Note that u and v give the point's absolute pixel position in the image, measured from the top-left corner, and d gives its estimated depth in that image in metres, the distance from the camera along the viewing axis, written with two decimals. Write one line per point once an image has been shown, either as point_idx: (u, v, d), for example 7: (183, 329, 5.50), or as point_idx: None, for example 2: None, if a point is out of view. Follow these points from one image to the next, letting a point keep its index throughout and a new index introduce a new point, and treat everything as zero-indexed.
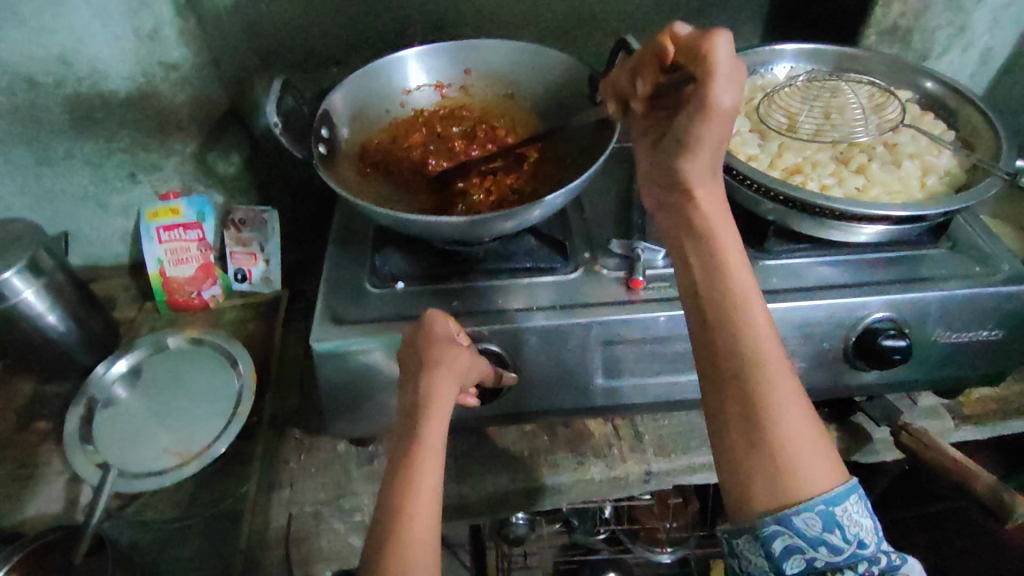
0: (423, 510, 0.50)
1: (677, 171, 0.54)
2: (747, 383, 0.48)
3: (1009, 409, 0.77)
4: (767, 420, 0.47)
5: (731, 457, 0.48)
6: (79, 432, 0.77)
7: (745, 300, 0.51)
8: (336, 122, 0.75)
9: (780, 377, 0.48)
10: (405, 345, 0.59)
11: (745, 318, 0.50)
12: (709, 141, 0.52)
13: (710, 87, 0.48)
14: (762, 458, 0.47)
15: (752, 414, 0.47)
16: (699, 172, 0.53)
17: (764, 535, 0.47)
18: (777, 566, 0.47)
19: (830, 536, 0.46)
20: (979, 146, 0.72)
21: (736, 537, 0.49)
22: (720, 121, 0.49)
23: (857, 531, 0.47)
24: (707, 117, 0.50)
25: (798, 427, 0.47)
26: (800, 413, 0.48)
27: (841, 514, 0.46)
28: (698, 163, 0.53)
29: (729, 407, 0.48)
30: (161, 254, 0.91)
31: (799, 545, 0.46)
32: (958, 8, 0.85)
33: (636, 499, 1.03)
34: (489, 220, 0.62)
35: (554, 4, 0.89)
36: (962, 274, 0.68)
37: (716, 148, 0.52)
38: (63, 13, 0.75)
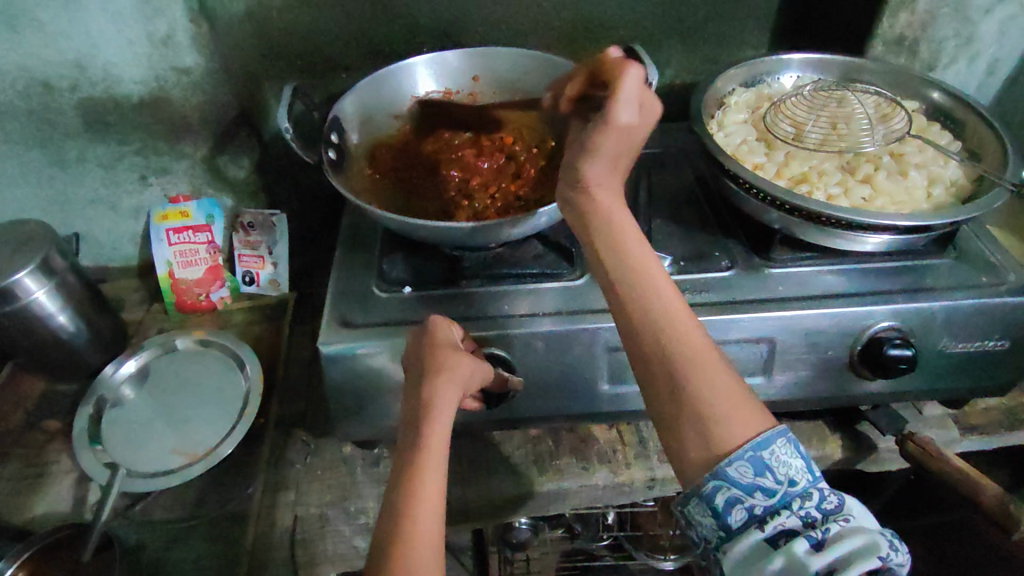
0: (428, 513, 0.51)
1: (575, 173, 0.53)
2: (662, 353, 0.49)
3: (1015, 419, 0.77)
4: (687, 384, 0.48)
5: (666, 427, 0.49)
6: (88, 429, 0.78)
7: (647, 273, 0.52)
8: (345, 127, 0.76)
9: (694, 340, 0.50)
10: (409, 353, 0.61)
11: (651, 291, 0.51)
12: (607, 149, 0.52)
13: (610, 108, 0.50)
14: (690, 421, 0.48)
15: (673, 382, 0.49)
16: (596, 173, 0.53)
17: (707, 492, 0.47)
18: (725, 521, 0.48)
19: (763, 480, 0.47)
20: (985, 156, 0.73)
21: (687, 504, 0.49)
22: (619, 133, 0.50)
23: (788, 470, 0.47)
24: (603, 130, 0.50)
25: (717, 384, 0.48)
26: (718, 371, 0.49)
27: (767, 456, 0.47)
28: (595, 165, 0.53)
29: (653, 381, 0.50)
30: (171, 255, 0.92)
31: (736, 495, 0.47)
32: (965, 19, 0.85)
33: (640, 506, 1.04)
34: (496, 225, 0.62)
35: (562, 12, 0.90)
36: (967, 284, 0.68)
37: (613, 153, 0.52)
38: (78, 19, 0.76)
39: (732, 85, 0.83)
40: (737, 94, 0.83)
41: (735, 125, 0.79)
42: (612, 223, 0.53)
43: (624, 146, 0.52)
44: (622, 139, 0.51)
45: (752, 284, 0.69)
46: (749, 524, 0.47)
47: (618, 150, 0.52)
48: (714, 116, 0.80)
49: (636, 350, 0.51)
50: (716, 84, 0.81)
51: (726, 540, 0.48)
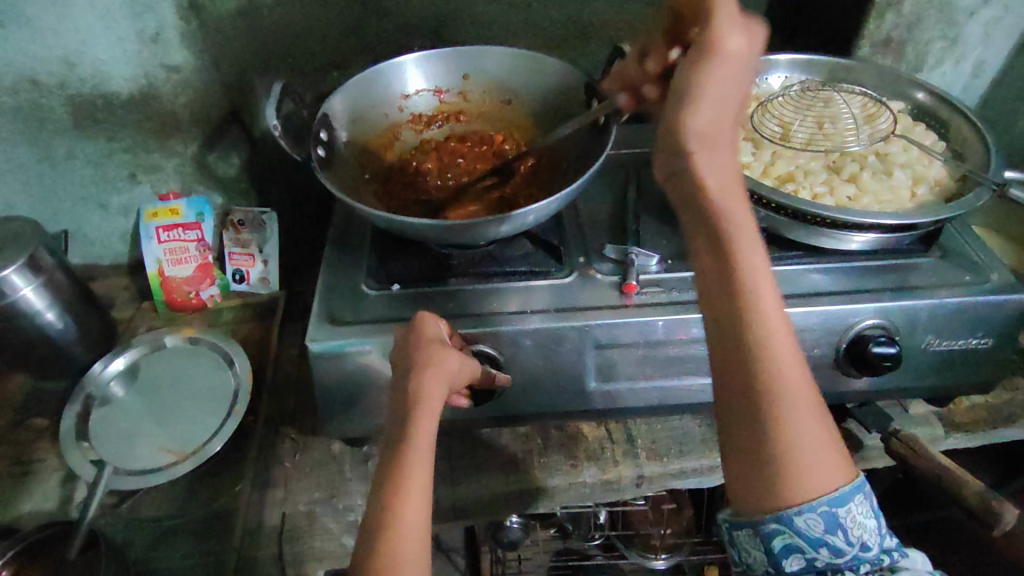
0: (415, 507, 0.51)
1: (680, 129, 0.45)
2: (753, 375, 0.45)
3: (998, 417, 0.77)
4: (777, 415, 0.44)
5: (736, 446, 0.46)
6: (76, 427, 0.78)
7: (756, 281, 0.46)
8: (335, 124, 0.76)
9: (794, 370, 0.45)
10: (396, 350, 0.60)
11: (755, 302, 0.45)
12: (714, 101, 0.46)
13: (713, 27, 0.46)
14: (769, 455, 0.45)
15: (760, 409, 0.44)
16: (705, 127, 0.45)
17: (766, 533, 0.47)
18: (776, 561, 0.48)
19: (833, 538, 0.46)
20: (969, 156, 0.73)
21: (737, 530, 0.49)
22: (727, 63, 0.46)
23: (859, 533, 0.47)
24: (713, 57, 0.46)
25: (807, 422, 0.45)
26: (807, 404, 0.45)
27: (844, 517, 0.46)
28: (705, 119, 0.45)
29: (736, 400, 0.45)
30: (160, 253, 0.92)
31: (800, 546, 0.46)
32: (950, 21, 0.86)
33: (631, 505, 1.03)
34: (483, 224, 0.62)
35: (552, 12, 0.91)
36: (952, 283, 0.69)
37: (720, 104, 0.46)
38: (67, 15, 0.76)
39: None
40: None
41: None
42: (723, 217, 0.46)
43: (730, 92, 0.46)
44: (736, 71, 0.46)
45: None
46: (803, 570, 0.48)
47: (723, 102, 0.46)
48: None
49: (724, 361, 0.46)
50: None
51: (770, 574, 0.49)
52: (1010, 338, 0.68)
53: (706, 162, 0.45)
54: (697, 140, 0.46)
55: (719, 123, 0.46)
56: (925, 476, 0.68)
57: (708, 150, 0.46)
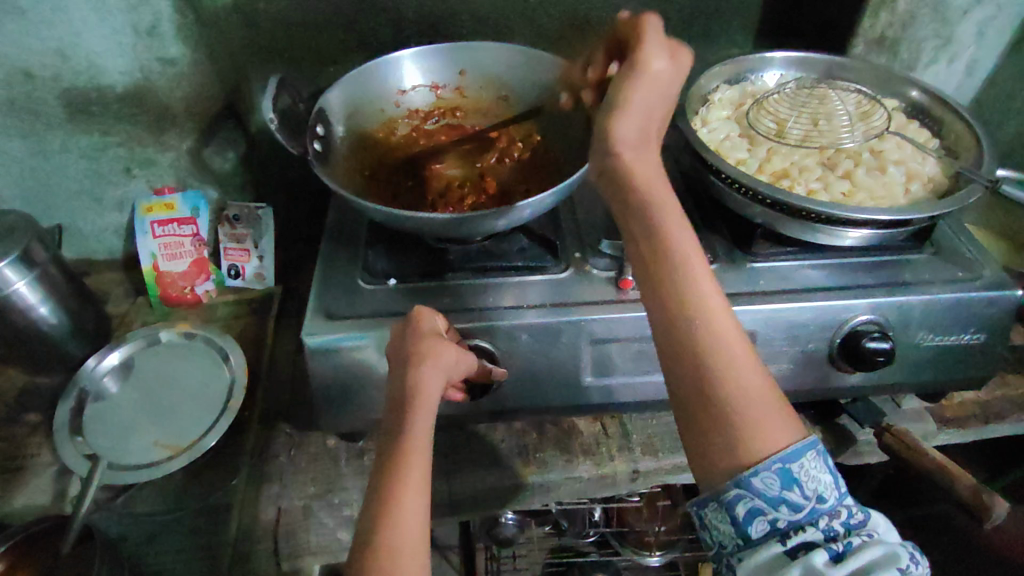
0: (412, 499, 0.50)
1: (610, 137, 0.51)
2: (693, 345, 0.48)
3: (990, 412, 0.78)
4: (722, 380, 0.47)
5: (689, 419, 0.48)
6: (69, 422, 0.77)
7: (685, 256, 0.50)
8: (331, 119, 0.75)
9: (731, 343, 0.48)
10: (393, 342, 0.61)
11: (685, 276, 0.49)
12: (642, 105, 0.50)
13: (642, 52, 0.50)
14: (718, 419, 0.46)
15: (703, 376, 0.47)
16: (630, 135, 0.51)
17: (727, 500, 0.46)
18: (743, 531, 0.47)
19: (791, 494, 0.46)
20: (962, 153, 0.74)
21: (704, 507, 0.48)
22: (651, 79, 0.50)
23: (816, 485, 0.46)
24: (638, 75, 0.50)
25: (752, 387, 0.47)
26: (748, 369, 0.47)
27: (797, 469, 0.46)
28: (630, 126, 0.50)
29: (682, 374, 0.48)
30: (155, 248, 0.91)
31: (761, 507, 0.46)
32: (944, 20, 0.87)
33: (625, 501, 1.04)
34: (479, 218, 0.62)
35: (549, 8, 0.91)
36: (945, 279, 0.69)
37: (647, 111, 0.51)
38: (61, 7, 0.75)
39: (717, 82, 0.84)
40: (721, 91, 0.84)
41: (718, 121, 0.80)
42: (649, 199, 0.51)
43: (655, 101, 0.51)
44: (660, 91, 0.50)
45: (733, 277, 0.70)
46: (770, 537, 0.46)
47: (652, 107, 0.51)
48: (697, 113, 0.81)
49: (666, 338, 0.49)
50: (700, 81, 0.82)
51: (742, 548, 0.47)
52: (1002, 334, 0.69)
53: (632, 162, 0.51)
54: (625, 143, 0.51)
55: (647, 129, 0.52)
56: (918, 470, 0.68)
57: (636, 151, 0.51)
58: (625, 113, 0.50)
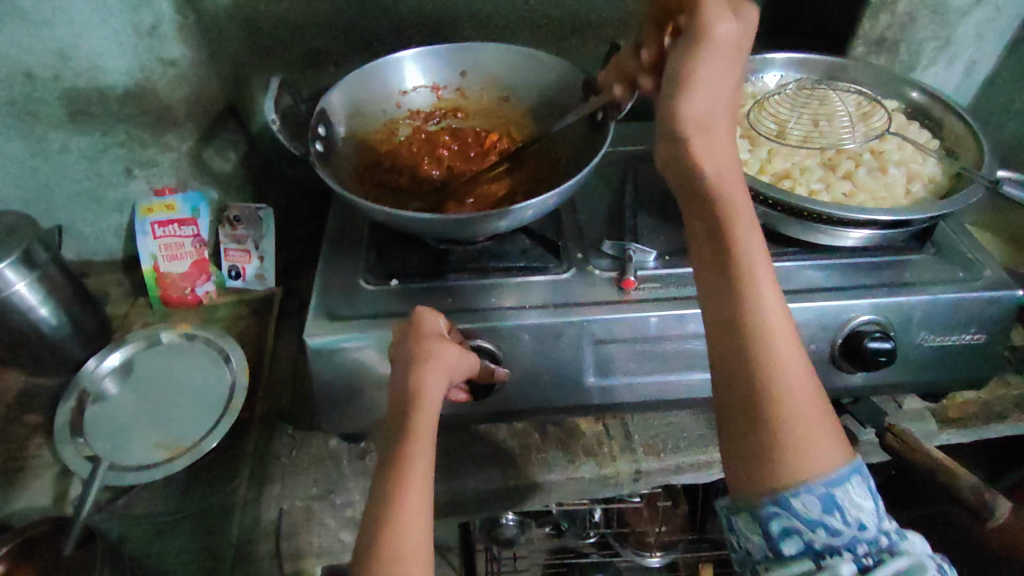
0: (416, 499, 0.50)
1: (677, 113, 0.49)
2: (749, 354, 0.47)
3: (991, 412, 0.78)
4: (774, 394, 0.46)
5: (735, 427, 0.47)
6: (70, 420, 0.78)
7: (751, 264, 0.48)
8: (333, 120, 0.76)
9: (782, 345, 0.47)
10: (394, 343, 0.61)
11: (749, 283, 0.48)
12: (710, 86, 0.50)
13: (702, 15, 0.50)
14: (766, 432, 0.45)
15: (757, 386, 0.46)
16: (699, 113, 0.49)
17: (762, 514, 0.46)
18: (774, 546, 0.47)
19: (830, 518, 0.45)
20: (962, 154, 0.74)
21: (735, 517, 0.48)
22: (718, 48, 0.50)
23: (857, 513, 0.46)
24: (704, 46, 0.50)
25: (805, 406, 0.46)
26: (803, 388, 0.46)
27: (841, 495, 0.45)
28: (699, 106, 0.49)
29: (735, 380, 0.47)
30: (155, 249, 0.91)
31: (797, 526, 0.45)
32: (943, 21, 0.87)
33: (626, 501, 1.04)
34: (482, 219, 0.62)
35: (550, 9, 0.91)
36: (945, 279, 0.70)
37: (714, 90, 0.50)
38: (63, 8, 0.75)
39: None
40: None
41: None
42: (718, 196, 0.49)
43: (723, 83, 0.50)
44: (732, 55, 0.51)
45: None
46: (802, 555, 0.46)
47: (719, 88, 0.50)
48: None
49: (722, 343, 0.48)
50: None
51: (771, 562, 0.47)
52: (1002, 334, 0.69)
53: (700, 146, 0.49)
54: (693, 125, 0.49)
55: (714, 110, 0.50)
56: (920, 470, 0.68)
57: (704, 135, 0.49)
58: (692, 90, 0.49)
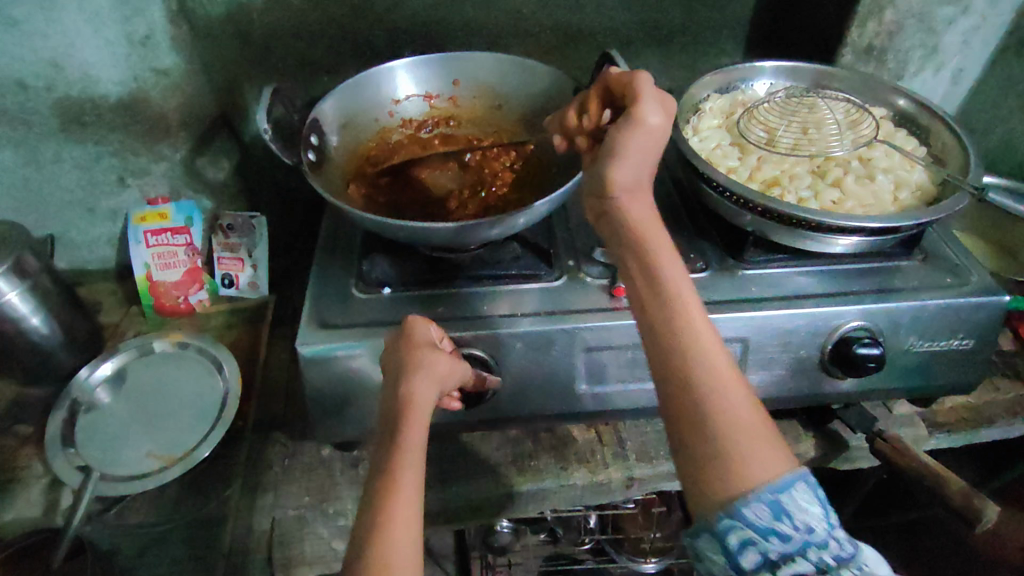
0: (405, 511, 0.50)
1: (606, 182, 0.52)
2: (685, 378, 0.48)
3: (981, 417, 0.79)
4: (716, 424, 0.46)
5: (683, 461, 0.48)
6: (61, 432, 0.77)
7: (684, 304, 0.49)
8: (326, 129, 0.76)
9: (725, 387, 0.47)
10: (385, 353, 0.61)
11: (678, 308, 0.49)
12: (637, 151, 0.52)
13: (635, 103, 0.52)
14: (711, 451, 0.46)
15: (693, 410, 0.47)
16: (626, 181, 0.52)
17: (720, 529, 0.46)
18: (735, 560, 0.47)
19: (781, 525, 0.46)
20: (949, 161, 0.75)
21: (697, 536, 0.48)
22: (643, 129, 0.51)
23: (806, 518, 0.46)
24: (631, 125, 0.51)
25: (743, 421, 0.47)
26: (741, 404, 0.47)
27: (788, 502, 0.46)
28: (626, 174, 0.52)
29: (675, 406, 0.48)
30: (149, 258, 0.91)
31: (752, 538, 0.46)
32: (930, 30, 0.88)
33: (620, 507, 1.05)
34: (475, 227, 0.63)
35: (541, 19, 0.92)
36: (934, 285, 0.70)
37: (640, 159, 0.52)
38: (55, 19, 0.76)
39: (708, 91, 0.85)
40: (712, 100, 0.85)
41: (709, 130, 0.81)
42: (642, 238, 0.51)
43: (650, 150, 0.52)
44: (656, 138, 0.52)
45: (725, 285, 0.71)
46: (761, 567, 0.46)
47: (643, 157, 0.52)
48: (688, 121, 0.81)
49: (661, 371, 0.49)
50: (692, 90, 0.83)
51: None
52: (990, 339, 0.70)
53: (630, 208, 0.52)
54: (624, 194, 0.53)
55: (640, 177, 0.53)
56: (910, 475, 0.69)
57: (632, 200, 0.52)
58: (618, 162, 0.52)
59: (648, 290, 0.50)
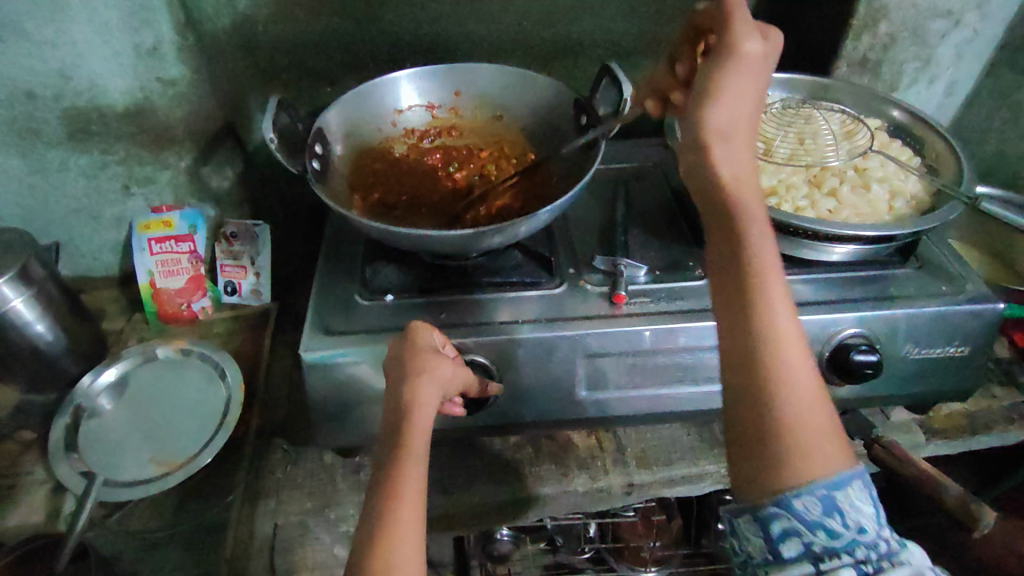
0: (409, 513, 0.51)
1: (700, 122, 0.51)
2: (756, 344, 0.47)
3: (977, 424, 0.79)
4: (780, 391, 0.46)
5: (740, 423, 0.47)
6: (65, 438, 0.77)
7: (762, 263, 0.49)
8: (330, 139, 0.78)
9: (791, 355, 0.47)
10: (389, 359, 0.61)
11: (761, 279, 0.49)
12: (736, 105, 0.51)
13: (741, 51, 0.51)
14: (769, 426, 0.46)
15: (760, 382, 0.47)
16: (721, 125, 0.51)
17: (766, 516, 0.46)
18: (775, 548, 0.47)
19: (830, 520, 0.45)
20: (943, 171, 0.76)
21: (738, 518, 0.48)
22: (742, 69, 0.51)
23: (857, 516, 0.46)
24: (730, 66, 0.51)
25: (810, 404, 0.46)
26: (809, 386, 0.47)
27: (841, 497, 0.45)
28: (721, 117, 0.51)
29: (741, 368, 0.47)
30: (152, 265, 0.92)
31: (797, 528, 0.45)
32: (923, 42, 0.90)
33: (620, 516, 1.05)
34: (477, 236, 0.64)
35: (542, 31, 0.93)
36: (929, 293, 0.71)
37: (737, 103, 0.51)
38: (65, 29, 0.77)
39: None
40: None
41: None
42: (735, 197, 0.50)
43: (746, 98, 0.51)
44: (755, 76, 0.52)
45: None
46: (802, 558, 0.46)
47: (743, 101, 0.51)
48: None
49: (731, 337, 0.48)
50: None
51: (772, 565, 0.47)
52: (986, 347, 0.71)
53: (718, 155, 0.51)
54: (713, 136, 0.51)
55: (737, 122, 0.51)
56: (906, 480, 0.69)
57: (725, 144, 0.51)
58: (717, 100, 0.51)
59: (728, 251, 0.50)
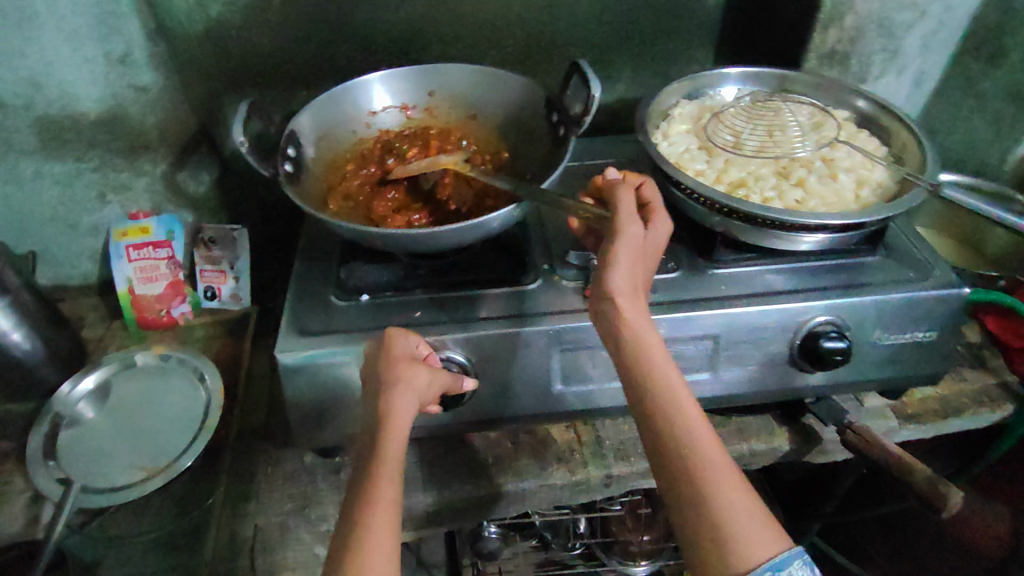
0: (382, 518, 0.51)
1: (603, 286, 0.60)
2: (684, 464, 0.54)
3: (950, 408, 0.81)
4: (713, 500, 0.52)
5: (685, 534, 0.53)
6: (43, 446, 0.77)
7: (674, 391, 0.57)
8: (303, 142, 0.78)
9: (717, 465, 0.54)
10: (366, 364, 0.62)
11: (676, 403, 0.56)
12: (625, 264, 0.59)
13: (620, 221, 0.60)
14: (709, 533, 0.51)
15: (696, 498, 0.52)
16: (623, 285, 0.59)
17: None
18: None
19: None
20: (908, 160, 0.78)
21: None
22: (629, 241, 0.59)
23: None
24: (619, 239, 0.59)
25: (741, 505, 0.52)
26: (738, 490, 0.53)
27: None
28: (621, 279, 0.59)
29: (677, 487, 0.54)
30: (131, 272, 0.92)
31: None
32: (889, 34, 0.91)
33: (609, 509, 1.06)
34: (447, 232, 0.64)
35: (514, 30, 0.94)
36: (897, 279, 0.72)
37: (633, 266, 0.60)
38: (34, 39, 0.77)
39: (676, 98, 0.88)
40: (681, 106, 0.88)
41: (679, 135, 0.83)
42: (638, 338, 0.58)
43: (637, 262, 0.60)
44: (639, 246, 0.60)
45: (696, 284, 0.73)
46: None
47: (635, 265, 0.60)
48: (658, 127, 0.84)
49: (664, 461, 0.55)
50: (660, 97, 0.86)
51: None
52: (953, 331, 0.72)
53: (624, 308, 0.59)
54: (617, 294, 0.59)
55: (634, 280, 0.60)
56: (878, 464, 0.70)
57: (629, 299, 0.60)
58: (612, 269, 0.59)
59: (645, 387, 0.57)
